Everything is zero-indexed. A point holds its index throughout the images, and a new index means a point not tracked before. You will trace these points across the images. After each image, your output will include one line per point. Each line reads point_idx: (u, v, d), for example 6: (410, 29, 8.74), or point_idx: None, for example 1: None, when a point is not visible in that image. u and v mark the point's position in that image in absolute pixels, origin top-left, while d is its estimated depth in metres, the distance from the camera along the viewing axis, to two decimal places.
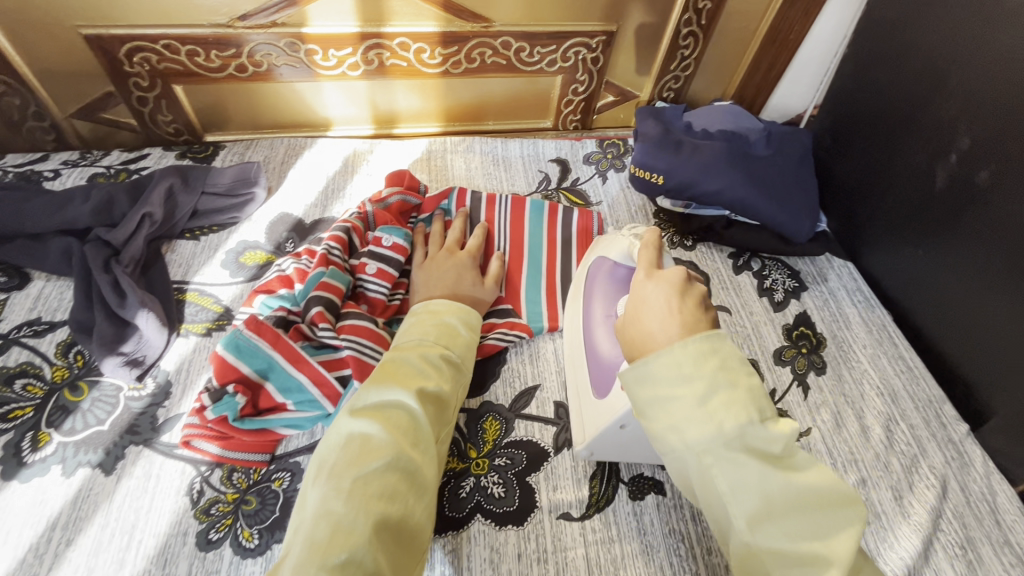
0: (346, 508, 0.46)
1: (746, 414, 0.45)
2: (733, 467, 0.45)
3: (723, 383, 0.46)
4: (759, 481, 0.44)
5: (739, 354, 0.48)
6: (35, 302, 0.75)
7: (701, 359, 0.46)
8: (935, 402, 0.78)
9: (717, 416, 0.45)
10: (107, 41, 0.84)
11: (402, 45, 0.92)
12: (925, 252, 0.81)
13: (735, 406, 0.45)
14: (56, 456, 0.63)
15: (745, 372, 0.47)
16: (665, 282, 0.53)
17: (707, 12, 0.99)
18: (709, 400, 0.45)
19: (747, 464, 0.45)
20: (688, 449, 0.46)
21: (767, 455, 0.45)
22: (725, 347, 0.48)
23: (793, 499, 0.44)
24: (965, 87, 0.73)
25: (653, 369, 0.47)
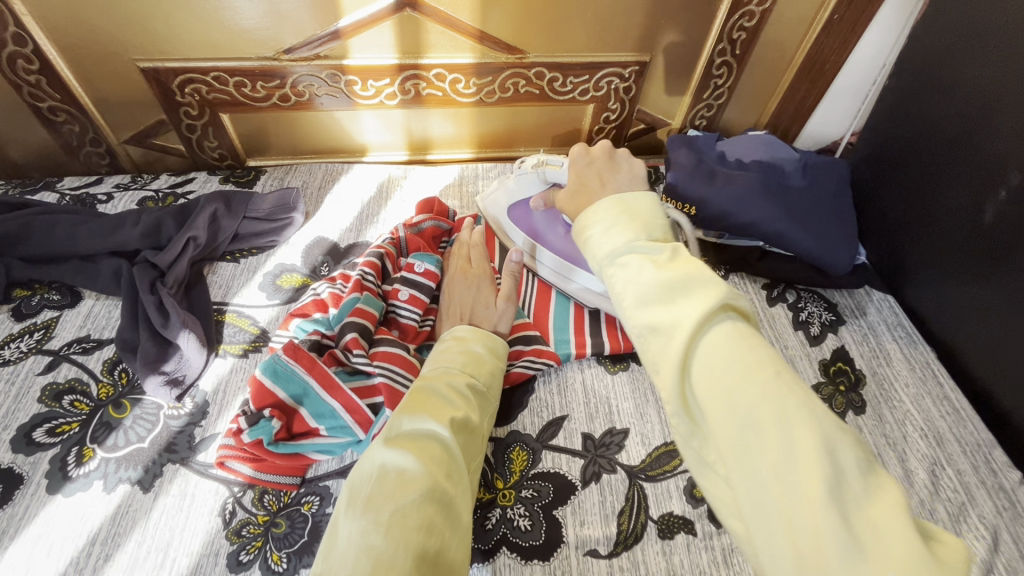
0: (387, 543, 0.45)
1: (633, 234, 0.50)
2: (652, 324, 0.46)
3: (621, 219, 0.52)
4: (668, 327, 0.44)
5: (658, 236, 0.51)
6: (85, 321, 0.79)
7: (613, 219, 0.52)
8: (984, 446, 0.75)
9: (614, 237, 0.51)
10: (162, 73, 0.89)
11: (438, 75, 0.95)
12: (971, 288, 0.78)
13: (624, 231, 0.51)
14: (98, 471, 0.66)
15: (654, 216, 0.52)
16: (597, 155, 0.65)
17: (742, 41, 0.99)
18: (612, 230, 0.52)
19: (659, 318, 0.45)
20: (600, 264, 0.52)
21: (681, 307, 0.45)
22: (635, 200, 0.53)
23: (672, 329, 0.44)
24: (1014, 121, 0.70)
25: (595, 233, 0.53)
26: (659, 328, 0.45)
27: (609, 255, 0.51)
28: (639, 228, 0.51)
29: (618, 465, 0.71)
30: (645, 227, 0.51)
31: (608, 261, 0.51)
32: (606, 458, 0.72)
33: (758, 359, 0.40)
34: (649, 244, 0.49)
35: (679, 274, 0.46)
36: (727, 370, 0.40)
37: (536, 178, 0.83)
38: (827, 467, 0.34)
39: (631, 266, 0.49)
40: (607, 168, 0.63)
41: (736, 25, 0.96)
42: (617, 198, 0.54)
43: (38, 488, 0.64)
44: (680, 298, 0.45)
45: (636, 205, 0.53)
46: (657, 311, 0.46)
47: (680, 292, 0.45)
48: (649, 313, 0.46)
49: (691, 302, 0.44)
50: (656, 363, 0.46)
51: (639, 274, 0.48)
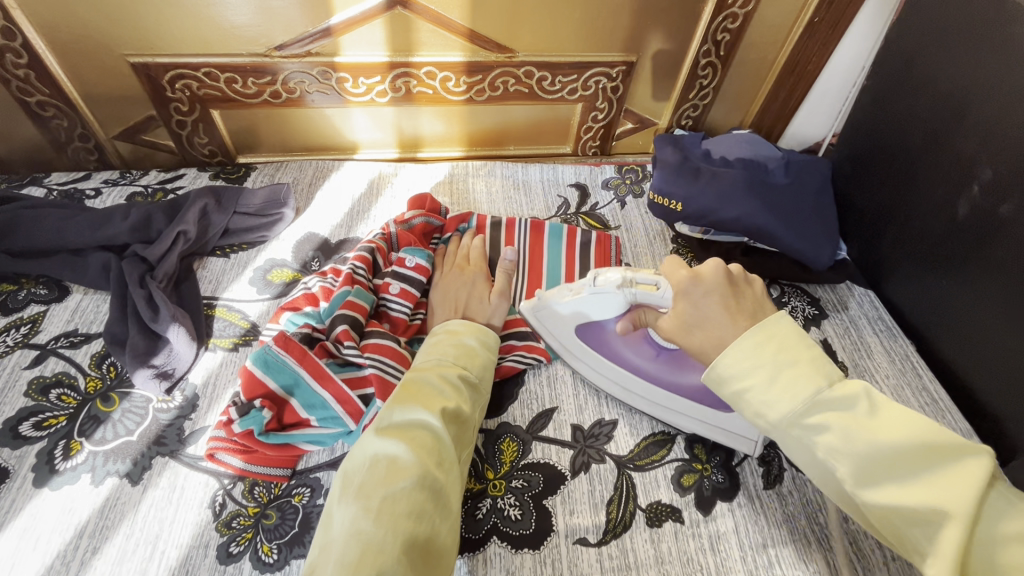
0: (376, 529, 0.47)
1: (813, 383, 0.48)
2: (889, 505, 0.45)
3: (787, 362, 0.49)
4: (932, 515, 0.43)
5: (837, 381, 0.49)
6: (72, 315, 0.78)
7: (772, 364, 0.49)
8: (962, 435, 0.77)
9: (788, 391, 0.48)
10: (151, 68, 0.89)
11: (429, 73, 0.96)
12: (947, 282, 0.80)
13: (802, 379, 0.48)
14: (86, 465, 0.65)
15: (806, 346, 0.50)
16: (713, 282, 0.58)
17: (726, 43, 1.01)
18: (777, 379, 0.49)
19: (906, 500, 0.44)
20: (776, 427, 0.49)
21: (933, 489, 0.44)
22: (780, 329, 0.51)
23: (944, 515, 0.43)
24: (986, 119, 0.73)
25: (721, 371, 0.51)
26: (904, 512, 0.44)
27: (791, 416, 0.48)
28: (815, 372, 0.49)
29: (606, 455, 0.72)
30: (818, 368, 0.49)
31: (801, 416, 0.48)
32: (595, 448, 0.73)
33: (962, 496, 0.43)
34: (838, 396, 0.48)
35: (908, 442, 0.45)
36: (949, 495, 0.43)
37: (617, 297, 0.70)
38: (966, 509, 0.42)
39: (832, 429, 0.47)
40: (734, 296, 0.56)
41: (721, 26, 0.98)
42: (762, 330, 0.51)
43: (24, 482, 0.64)
44: (931, 476, 0.45)
45: (778, 330, 0.51)
46: (893, 489, 0.45)
47: (925, 469, 0.45)
48: (883, 495, 0.45)
49: (953, 476, 0.44)
50: (920, 549, 0.45)
51: (842, 438, 0.47)
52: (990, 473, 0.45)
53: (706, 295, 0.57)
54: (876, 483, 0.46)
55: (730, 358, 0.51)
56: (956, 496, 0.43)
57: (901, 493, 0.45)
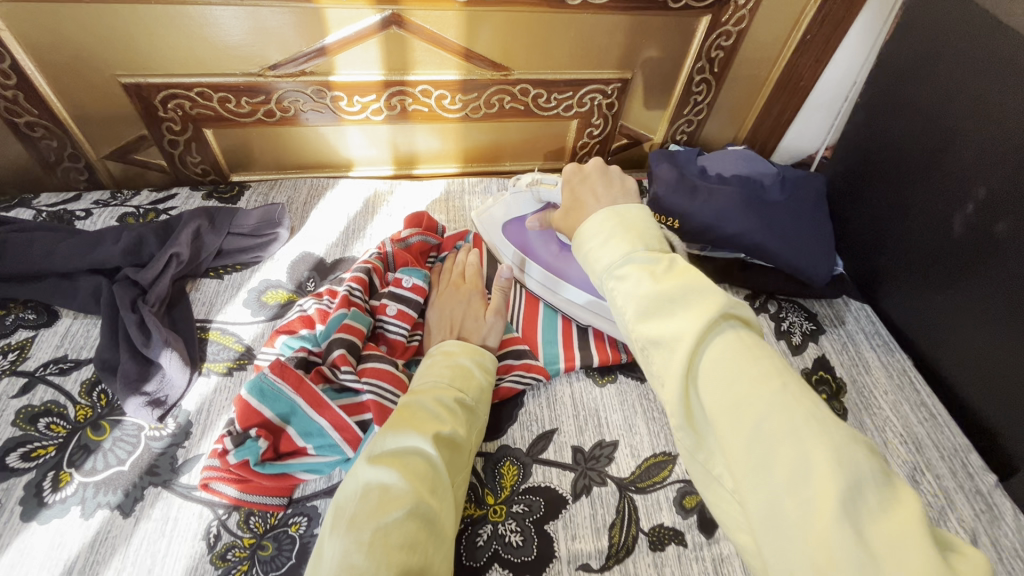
0: (369, 562, 0.45)
1: (631, 244, 0.52)
2: (646, 334, 0.47)
3: (619, 231, 0.53)
4: (671, 342, 0.45)
5: (656, 247, 0.52)
6: (62, 340, 0.77)
7: (612, 229, 0.54)
8: (961, 451, 0.77)
9: (613, 246, 0.52)
10: (144, 89, 0.88)
11: (424, 92, 0.96)
12: (944, 298, 0.81)
13: (623, 238, 0.52)
14: (75, 496, 0.64)
15: (647, 226, 0.54)
16: (591, 171, 0.67)
17: (721, 59, 1.02)
18: (614, 234, 0.53)
19: (660, 331, 0.46)
20: (603, 272, 0.52)
21: (684, 319, 0.45)
22: (629, 212, 0.55)
23: (676, 338, 0.44)
24: (979, 138, 0.73)
25: (579, 236, 0.56)
26: (658, 341, 0.46)
27: (619, 258, 0.51)
28: (635, 237, 0.52)
29: (608, 477, 0.71)
30: (642, 237, 0.53)
31: (615, 265, 0.51)
32: (597, 470, 0.72)
33: (757, 377, 0.41)
34: (650, 255, 0.51)
35: (681, 286, 0.47)
36: (739, 373, 0.41)
37: (530, 199, 0.88)
38: (841, 482, 0.34)
39: (630, 277, 0.50)
40: (604, 180, 0.65)
41: (715, 44, 0.98)
42: (611, 211, 0.55)
43: (12, 515, 0.62)
44: (682, 309, 0.46)
45: (628, 215, 0.55)
46: (657, 325, 0.46)
47: (680, 304, 0.46)
48: (654, 327, 0.46)
49: (694, 311, 0.45)
50: (658, 377, 0.46)
51: (637, 284, 0.49)
52: (727, 310, 0.45)
53: (585, 181, 0.66)
54: (696, 383, 0.44)
55: (596, 224, 0.55)
56: (705, 327, 0.44)
57: (670, 329, 0.46)
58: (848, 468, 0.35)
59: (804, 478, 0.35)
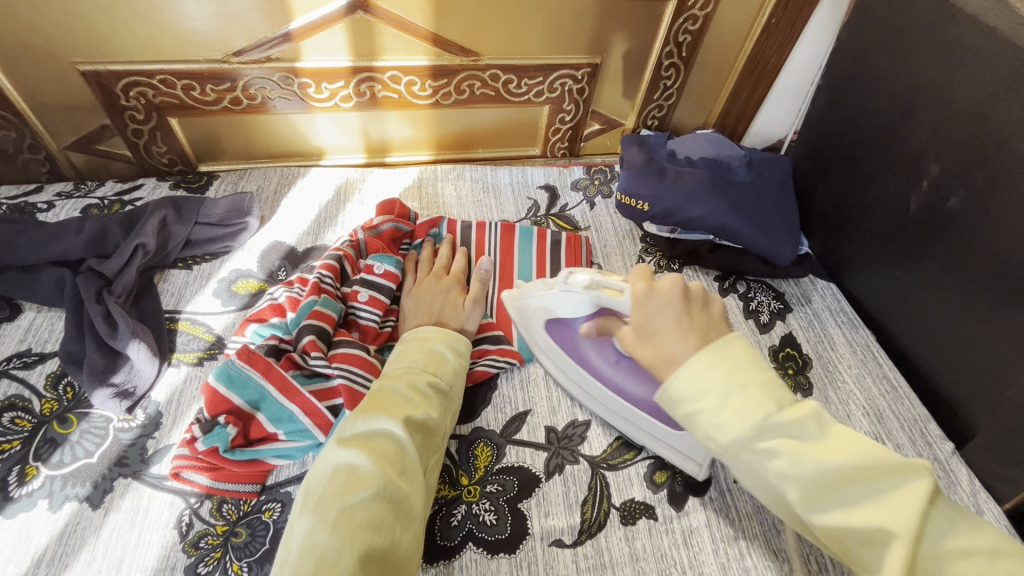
0: (332, 540, 0.46)
1: (764, 408, 0.44)
2: (837, 526, 0.43)
3: (737, 385, 0.44)
4: (884, 536, 0.42)
5: (789, 403, 0.45)
6: (26, 334, 0.75)
7: (733, 382, 0.44)
8: (920, 421, 0.80)
9: (738, 416, 0.44)
10: (103, 76, 0.86)
11: (394, 78, 0.95)
12: (903, 273, 0.83)
13: (752, 404, 0.44)
14: (42, 490, 0.63)
15: (760, 368, 0.46)
16: (668, 293, 0.52)
17: (688, 44, 1.03)
18: (728, 403, 0.44)
19: (856, 521, 0.43)
20: (726, 451, 0.45)
21: (877, 510, 0.43)
22: (732, 352, 0.46)
23: (889, 540, 0.41)
24: (933, 116, 0.75)
25: (673, 391, 0.47)
26: (860, 534, 0.43)
27: (749, 436, 0.44)
28: (764, 397, 0.44)
29: (580, 456, 0.73)
30: (771, 392, 0.44)
31: (753, 437, 0.44)
32: (569, 449, 0.73)
33: (971, 560, 0.41)
34: (790, 421, 0.44)
35: (851, 463, 0.43)
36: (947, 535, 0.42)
37: (586, 300, 0.68)
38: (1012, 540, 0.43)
39: (782, 454, 0.44)
40: (691, 312, 0.51)
41: (681, 29, 0.99)
42: (714, 352, 0.46)
43: None
44: (881, 499, 0.43)
45: (732, 351, 0.46)
46: (845, 513, 0.43)
47: (863, 496, 0.43)
48: (834, 517, 0.43)
49: (895, 500, 0.42)
50: (866, 566, 0.43)
51: (792, 463, 0.44)
52: (932, 491, 0.44)
53: (661, 305, 0.52)
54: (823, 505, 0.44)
55: (704, 361, 0.46)
56: (903, 513, 0.42)
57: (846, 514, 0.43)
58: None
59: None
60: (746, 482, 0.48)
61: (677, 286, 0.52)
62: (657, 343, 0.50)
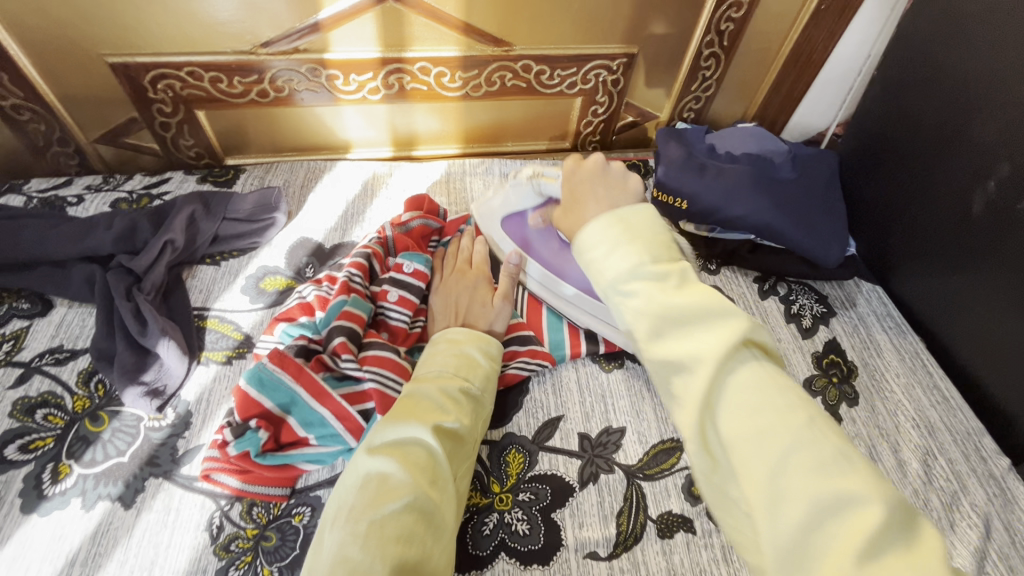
0: (364, 553, 0.45)
1: (638, 257, 0.49)
2: (667, 358, 0.47)
3: (624, 240, 0.50)
4: (690, 366, 0.46)
5: (663, 257, 0.50)
6: (57, 330, 0.75)
7: (618, 235, 0.51)
8: (974, 434, 0.75)
9: (618, 259, 0.50)
10: (132, 69, 0.85)
11: (423, 69, 0.92)
12: (960, 278, 0.78)
13: (631, 252, 0.50)
14: (75, 488, 0.63)
15: (651, 230, 0.52)
16: (589, 170, 0.62)
17: (730, 33, 0.98)
18: (615, 250, 0.50)
19: (676, 355, 0.47)
20: (610, 288, 0.50)
21: (702, 342, 0.46)
22: (635, 218, 0.52)
23: (698, 367, 0.45)
24: (1004, 110, 0.70)
25: (580, 243, 0.53)
26: (675, 364, 0.47)
27: (627, 273, 0.49)
28: (642, 249, 0.50)
29: (615, 465, 0.70)
30: (649, 247, 0.50)
31: (626, 277, 0.49)
32: (604, 458, 0.71)
33: (760, 414, 0.43)
34: (658, 270, 0.49)
35: (695, 304, 0.47)
36: (761, 406, 0.43)
37: (531, 192, 0.79)
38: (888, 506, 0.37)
39: (639, 294, 0.49)
40: (606, 183, 0.60)
41: (724, 16, 0.94)
42: (613, 215, 0.52)
43: (11, 508, 0.61)
44: (705, 335, 0.46)
45: (634, 220, 0.52)
46: (673, 347, 0.47)
47: (706, 325, 0.47)
48: (666, 348, 0.47)
49: (719, 337, 0.46)
50: (675, 396, 0.47)
51: (649, 301, 0.48)
52: (748, 338, 0.46)
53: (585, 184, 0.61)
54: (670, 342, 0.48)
55: (606, 220, 0.52)
56: (732, 344, 0.45)
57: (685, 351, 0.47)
58: (834, 479, 0.38)
59: (827, 525, 0.37)
60: (610, 330, 0.53)
61: (598, 167, 0.62)
62: (577, 213, 0.59)
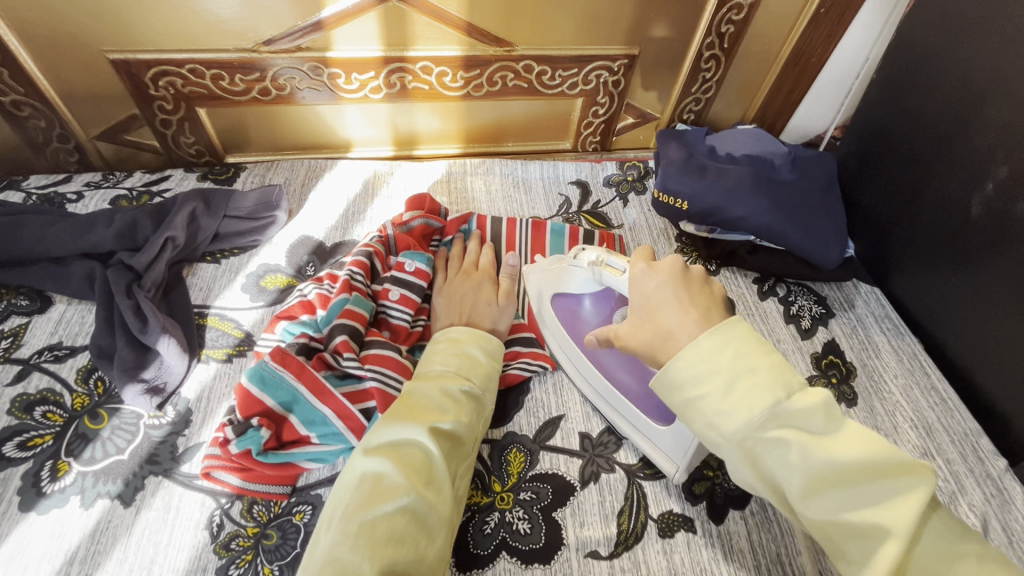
0: (353, 554, 0.45)
1: (772, 393, 0.45)
2: (835, 521, 0.42)
3: (742, 368, 0.46)
4: (877, 535, 0.41)
5: (799, 390, 0.45)
6: (56, 327, 0.75)
7: (731, 373, 0.46)
8: (972, 435, 0.76)
9: (745, 403, 0.45)
10: (133, 65, 0.84)
11: (425, 68, 0.93)
12: (958, 280, 0.79)
13: (760, 388, 0.45)
14: (74, 486, 0.62)
15: (764, 352, 0.47)
16: (666, 272, 0.56)
17: (731, 35, 0.98)
18: (732, 390, 0.45)
19: (858, 521, 0.42)
20: (727, 441, 0.45)
21: (878, 507, 0.42)
22: (736, 334, 0.48)
23: (890, 539, 0.40)
24: (1003, 113, 0.71)
25: (674, 376, 0.48)
26: (855, 534, 0.42)
27: (758, 420, 0.44)
28: (773, 381, 0.45)
29: (616, 464, 0.70)
30: (778, 377, 0.45)
31: (758, 427, 0.44)
32: (604, 457, 0.71)
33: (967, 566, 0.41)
34: (798, 410, 0.44)
35: (864, 458, 0.43)
36: (951, 566, 0.41)
37: (588, 277, 0.73)
38: None
39: (789, 444, 0.44)
40: (690, 285, 0.55)
41: (725, 18, 0.95)
42: (718, 332, 0.48)
43: (10, 506, 0.61)
44: (882, 500, 0.42)
45: (735, 333, 0.48)
46: (848, 511, 0.42)
47: (864, 490, 0.43)
48: (825, 510, 0.43)
49: (900, 506, 0.41)
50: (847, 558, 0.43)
51: (800, 457, 0.43)
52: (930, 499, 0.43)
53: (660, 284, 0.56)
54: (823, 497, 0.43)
55: (715, 339, 0.48)
56: (908, 511, 0.41)
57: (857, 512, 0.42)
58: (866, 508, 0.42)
59: None
60: (745, 483, 0.47)
61: (686, 271, 0.56)
62: (651, 327, 0.53)
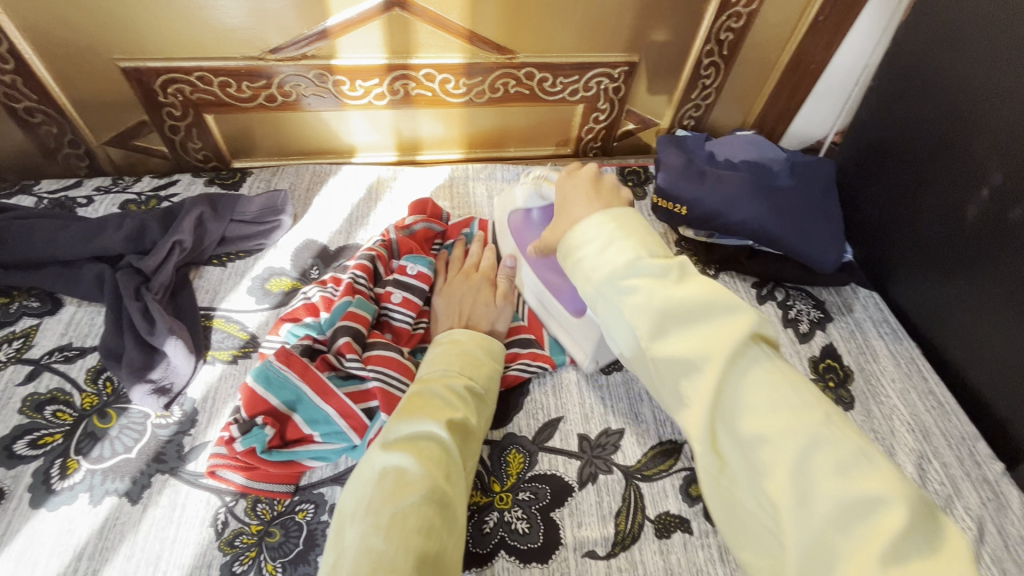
0: (387, 544, 0.45)
1: (635, 252, 0.52)
2: (671, 355, 0.48)
3: (618, 236, 0.53)
4: (698, 365, 0.47)
5: (657, 252, 0.52)
6: (66, 328, 0.77)
7: (612, 233, 0.54)
8: (969, 439, 0.76)
9: (612, 255, 0.52)
10: (143, 73, 0.86)
11: (428, 76, 0.94)
12: (954, 285, 0.80)
13: (626, 247, 0.52)
14: (83, 484, 0.64)
15: (641, 230, 0.54)
16: (583, 176, 0.63)
17: (730, 42, 0.99)
18: (607, 248, 0.53)
19: (687, 350, 0.48)
20: (603, 281, 0.53)
21: (711, 338, 0.47)
22: (623, 218, 0.55)
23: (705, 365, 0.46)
24: (998, 120, 0.72)
25: (568, 240, 0.56)
26: (679, 361, 0.48)
27: (626, 265, 0.51)
28: (639, 246, 0.53)
29: (614, 465, 0.71)
30: (643, 243, 0.53)
31: (621, 273, 0.51)
32: (602, 458, 0.72)
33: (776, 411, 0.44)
34: (654, 265, 0.51)
35: (700, 302, 0.49)
36: (772, 405, 0.44)
37: (532, 192, 0.83)
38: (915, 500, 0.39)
39: (639, 291, 0.50)
40: (599, 188, 0.61)
41: (724, 26, 0.96)
42: (609, 214, 0.55)
43: (20, 502, 0.62)
44: (710, 329, 0.48)
45: (624, 218, 0.55)
46: (679, 345, 0.48)
47: (703, 318, 0.48)
48: (668, 345, 0.49)
49: (721, 332, 0.47)
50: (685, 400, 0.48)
51: (646, 298, 0.50)
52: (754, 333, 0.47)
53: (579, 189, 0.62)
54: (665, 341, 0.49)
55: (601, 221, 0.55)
56: (724, 343, 0.46)
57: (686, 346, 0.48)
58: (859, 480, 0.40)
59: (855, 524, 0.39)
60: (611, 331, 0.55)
61: (594, 175, 0.63)
62: (564, 215, 0.61)
